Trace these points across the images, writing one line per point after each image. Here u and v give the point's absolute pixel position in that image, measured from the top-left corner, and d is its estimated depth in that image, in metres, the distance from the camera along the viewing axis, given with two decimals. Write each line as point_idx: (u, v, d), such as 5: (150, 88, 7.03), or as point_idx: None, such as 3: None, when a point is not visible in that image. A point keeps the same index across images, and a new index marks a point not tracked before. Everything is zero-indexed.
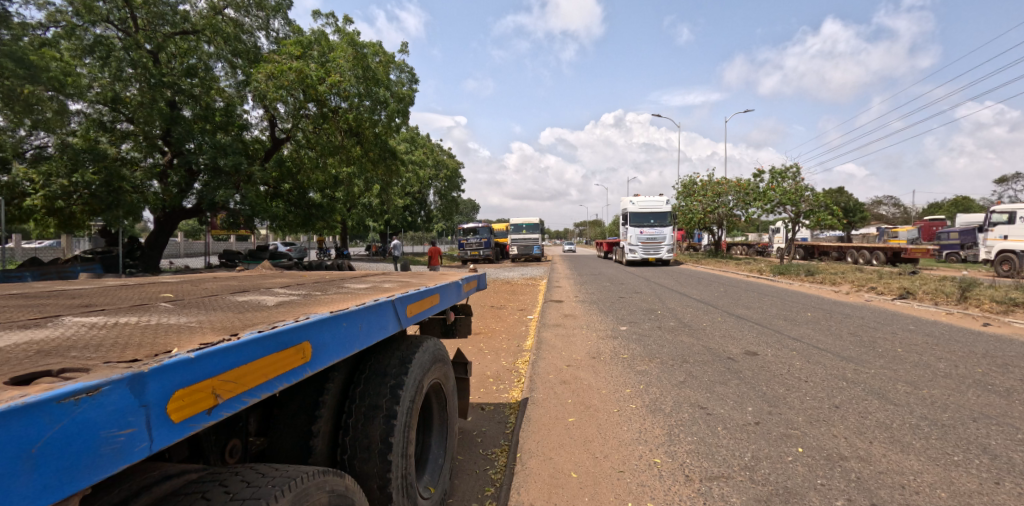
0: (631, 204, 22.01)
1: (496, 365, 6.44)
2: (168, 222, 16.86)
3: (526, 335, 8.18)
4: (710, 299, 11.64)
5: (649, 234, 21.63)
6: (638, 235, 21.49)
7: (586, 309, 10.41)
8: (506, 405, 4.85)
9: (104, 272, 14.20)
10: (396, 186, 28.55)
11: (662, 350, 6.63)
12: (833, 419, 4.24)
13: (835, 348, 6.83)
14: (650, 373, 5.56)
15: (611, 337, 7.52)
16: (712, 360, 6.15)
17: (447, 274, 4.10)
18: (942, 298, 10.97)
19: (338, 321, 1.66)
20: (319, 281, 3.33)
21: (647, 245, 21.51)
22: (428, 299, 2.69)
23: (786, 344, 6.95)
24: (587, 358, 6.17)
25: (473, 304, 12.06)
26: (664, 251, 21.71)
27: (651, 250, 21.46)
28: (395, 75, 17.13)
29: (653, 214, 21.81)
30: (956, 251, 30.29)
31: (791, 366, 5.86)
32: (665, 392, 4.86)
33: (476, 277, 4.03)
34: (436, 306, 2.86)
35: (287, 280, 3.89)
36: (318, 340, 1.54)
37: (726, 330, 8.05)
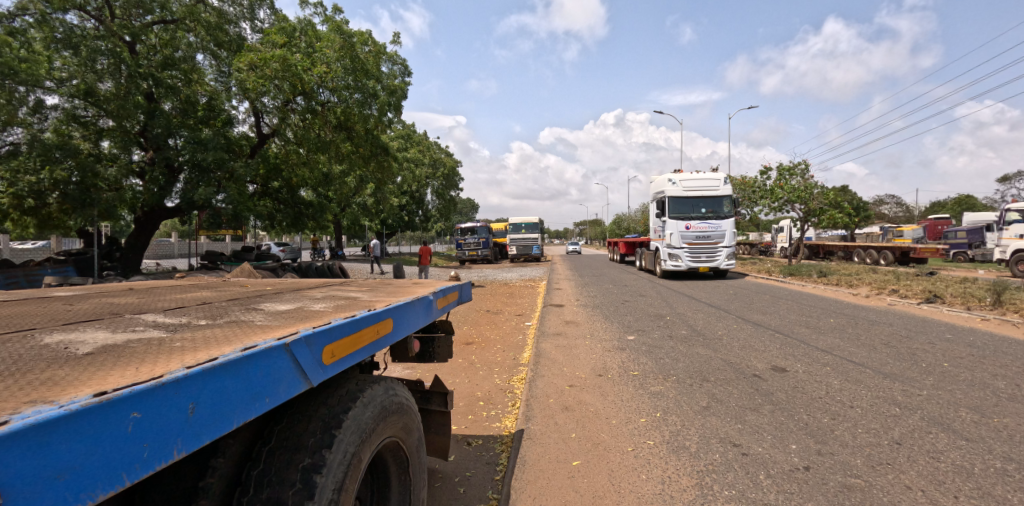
0: (672, 187, 15.94)
1: (489, 383, 5.63)
2: (148, 222, 16.03)
3: (523, 346, 7.34)
4: (722, 302, 10.83)
5: (700, 231, 15.59)
6: (683, 232, 15.56)
7: (589, 314, 9.60)
8: (497, 438, 4.04)
9: (78, 275, 13.38)
10: (391, 185, 27.80)
11: (677, 365, 5.82)
12: (900, 462, 3.43)
13: (872, 362, 6.03)
14: (667, 395, 4.75)
15: (619, 349, 6.69)
16: (737, 378, 5.32)
17: (425, 282, 3.31)
18: (973, 302, 10.12)
19: (95, 412, 0.86)
20: (247, 296, 2.51)
21: (696, 247, 15.60)
22: (377, 326, 1.86)
23: (817, 358, 6.13)
24: (593, 376, 5.35)
25: (468, 309, 11.27)
26: (721, 256, 15.56)
27: (702, 253, 15.49)
28: (387, 66, 16.30)
29: (704, 201, 15.78)
30: (965, 251, 29.40)
31: (829, 386, 5.05)
32: (689, 422, 4.05)
33: (457, 286, 3.27)
34: (392, 336, 2.03)
35: (222, 288, 3.10)
36: (22, 469, 0.75)
37: (745, 339, 7.24)
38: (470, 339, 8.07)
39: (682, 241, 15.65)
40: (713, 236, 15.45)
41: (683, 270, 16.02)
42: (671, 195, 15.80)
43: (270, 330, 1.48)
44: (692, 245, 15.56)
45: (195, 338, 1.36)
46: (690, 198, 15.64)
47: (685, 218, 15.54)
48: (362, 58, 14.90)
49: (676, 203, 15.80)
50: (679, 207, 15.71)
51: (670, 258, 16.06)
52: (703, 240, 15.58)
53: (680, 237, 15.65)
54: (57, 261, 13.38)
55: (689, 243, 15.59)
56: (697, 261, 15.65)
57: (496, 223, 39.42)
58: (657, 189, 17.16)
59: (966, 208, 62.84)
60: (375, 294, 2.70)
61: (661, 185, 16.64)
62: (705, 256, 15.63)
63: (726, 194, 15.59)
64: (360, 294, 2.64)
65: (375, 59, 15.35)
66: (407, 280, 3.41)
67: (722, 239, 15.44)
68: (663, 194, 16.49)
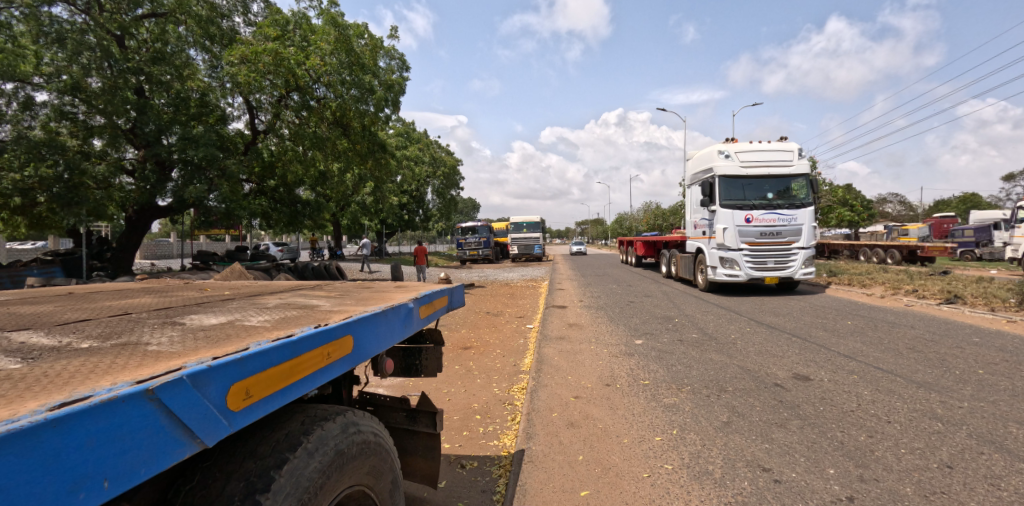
0: (725, 162, 11.47)
1: (487, 393, 5.18)
2: (140, 221, 15.64)
3: (523, 351, 6.88)
4: (731, 303, 10.38)
5: (764, 224, 11.09)
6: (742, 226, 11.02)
7: (593, 316, 9.14)
8: (494, 460, 3.59)
9: (65, 276, 13.00)
10: (390, 183, 27.43)
11: (690, 373, 5.38)
12: (957, 490, 2.99)
13: (901, 368, 5.58)
14: (682, 408, 4.31)
15: (626, 355, 6.22)
16: (757, 388, 4.88)
17: (413, 286, 2.92)
18: (997, 303, 9.65)
19: None
20: (191, 303, 2.11)
21: (759, 248, 11.03)
22: (325, 350, 1.46)
23: (841, 365, 5.67)
24: (600, 386, 4.90)
25: (466, 310, 10.86)
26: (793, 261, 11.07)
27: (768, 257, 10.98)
28: (384, 61, 15.90)
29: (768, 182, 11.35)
30: (973, 249, 28.90)
31: (859, 397, 4.61)
32: (709, 441, 3.62)
33: (446, 290, 2.86)
34: (353, 359, 1.63)
35: (181, 293, 2.73)
36: None
37: (760, 343, 6.80)
38: (468, 343, 7.62)
39: (740, 239, 11.10)
40: (783, 232, 10.95)
41: (739, 280, 11.50)
42: (721, 174, 11.41)
43: (159, 357, 1.13)
44: (753, 245, 11.04)
45: (50, 377, 1.03)
46: (748, 177, 11.23)
47: (742, 206, 11.12)
48: (358, 52, 14.47)
49: (730, 184, 11.35)
50: (732, 190, 11.31)
51: (721, 263, 11.48)
52: (769, 238, 11.05)
53: (737, 234, 11.11)
54: (44, 261, 13.01)
55: (750, 241, 11.06)
56: (760, 268, 11.11)
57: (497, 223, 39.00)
58: (698, 169, 12.85)
59: (972, 207, 62.20)
60: (350, 302, 2.30)
61: (704, 161, 12.30)
62: (773, 261, 11.07)
63: (800, 173, 11.22)
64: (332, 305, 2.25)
65: (371, 53, 14.91)
66: (393, 283, 2.99)
67: (798, 236, 10.98)
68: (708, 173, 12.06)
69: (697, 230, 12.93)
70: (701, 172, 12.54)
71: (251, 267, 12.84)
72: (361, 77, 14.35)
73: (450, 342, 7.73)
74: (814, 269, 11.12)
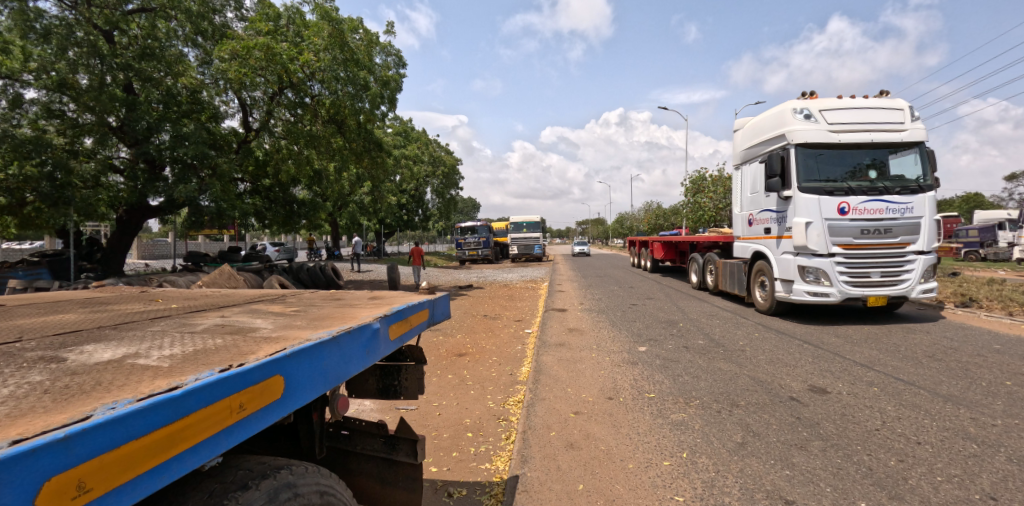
0: (805, 125, 8.33)
1: (480, 406, 4.84)
2: (131, 221, 15.29)
3: (521, 359, 6.53)
4: (738, 307, 10.02)
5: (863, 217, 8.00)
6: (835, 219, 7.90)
7: (595, 320, 8.79)
8: (485, 487, 3.25)
9: (52, 277, 12.66)
10: (389, 183, 27.10)
11: (699, 384, 5.03)
12: None
13: (923, 380, 5.23)
14: (691, 425, 3.97)
15: (630, 363, 5.87)
16: (771, 402, 4.53)
17: (392, 297, 2.60)
18: (1015, 307, 9.28)
19: None
20: (119, 323, 1.83)
21: (858, 253, 7.91)
22: (227, 406, 1.21)
23: (858, 375, 5.33)
24: (602, 399, 4.56)
25: (463, 314, 10.53)
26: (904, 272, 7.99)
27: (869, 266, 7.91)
28: (380, 57, 15.52)
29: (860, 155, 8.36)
30: (978, 250, 28.50)
31: (884, 414, 4.25)
32: (723, 466, 3.28)
33: (428, 303, 2.55)
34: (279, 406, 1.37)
35: (131, 306, 2.45)
36: None
37: (771, 351, 6.45)
38: (464, 350, 7.29)
39: (831, 238, 7.95)
40: (892, 229, 7.90)
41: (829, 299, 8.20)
42: (798, 143, 8.33)
43: (26, 417, 0.99)
44: (848, 248, 7.91)
45: None
46: (836, 148, 8.20)
47: (832, 190, 8.03)
48: (353, 47, 14.07)
49: (809, 158, 8.28)
50: (813, 165, 8.24)
51: (801, 275, 8.22)
52: (870, 238, 7.96)
53: (826, 232, 7.97)
54: (30, 262, 12.67)
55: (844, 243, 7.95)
56: (859, 282, 7.94)
57: (497, 222, 38.59)
58: (755, 141, 9.77)
59: (976, 207, 61.71)
60: (311, 320, 1.98)
61: (772, 128, 9.09)
62: (876, 271, 7.95)
63: (909, 142, 8.16)
64: (289, 324, 1.94)
65: (366, 48, 14.53)
66: (369, 294, 2.67)
67: (912, 235, 7.89)
68: (775, 142, 8.94)
69: (755, 229, 9.70)
70: (762, 142, 9.40)
71: (243, 267, 12.49)
72: (355, 73, 13.97)
73: (444, 348, 7.39)
74: (935, 284, 7.98)
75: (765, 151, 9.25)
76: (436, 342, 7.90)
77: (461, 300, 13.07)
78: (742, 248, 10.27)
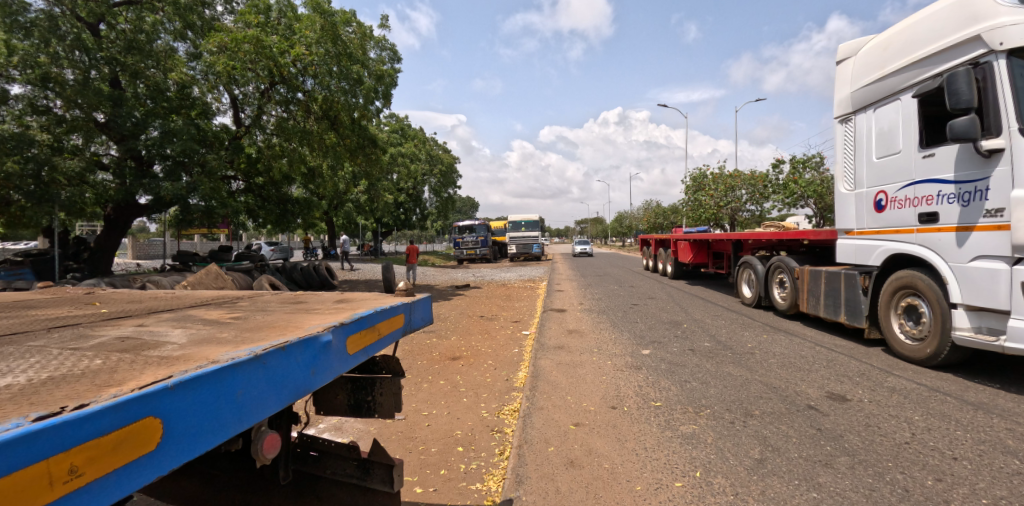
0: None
1: (473, 415, 4.48)
2: (119, 220, 14.92)
3: (518, 363, 6.18)
4: (743, 307, 9.67)
5: None
6: None
7: (595, 321, 8.43)
8: None
9: (36, 278, 12.29)
10: (385, 181, 26.74)
11: (708, 391, 4.68)
12: None
13: (948, 386, 4.89)
14: (703, 439, 3.62)
15: (633, 368, 5.51)
16: (788, 411, 4.18)
17: (363, 300, 2.25)
18: None
19: None
20: (12, 336, 1.50)
21: None
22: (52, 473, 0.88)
23: (879, 382, 4.98)
24: (605, 409, 4.20)
25: (458, 315, 10.17)
26: None
27: None
28: (375, 51, 15.14)
29: None
30: None
31: (913, 427, 3.90)
32: (742, 488, 2.93)
33: (404, 306, 2.20)
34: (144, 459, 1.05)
35: (56, 311, 2.11)
36: None
37: (782, 354, 6.10)
38: (458, 353, 6.94)
39: None
40: None
41: None
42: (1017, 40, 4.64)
43: None
44: None
45: None
46: None
47: None
48: (346, 40, 13.69)
49: None
50: None
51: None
52: None
53: None
54: (13, 262, 12.31)
55: None
56: None
57: (495, 221, 38.22)
58: (891, 65, 6.11)
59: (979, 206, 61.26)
60: (254, 335, 1.63)
61: (946, 35, 5.34)
62: None
63: None
64: (225, 339, 1.59)
65: (359, 42, 14.16)
66: (338, 298, 2.32)
67: None
68: (954, 52, 5.22)
69: (892, 215, 5.96)
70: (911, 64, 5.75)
71: (233, 267, 12.14)
72: (348, 67, 13.61)
73: (437, 351, 7.05)
74: None
75: (925, 77, 5.56)
76: (429, 344, 7.55)
77: (457, 300, 12.71)
78: (861, 251, 6.56)
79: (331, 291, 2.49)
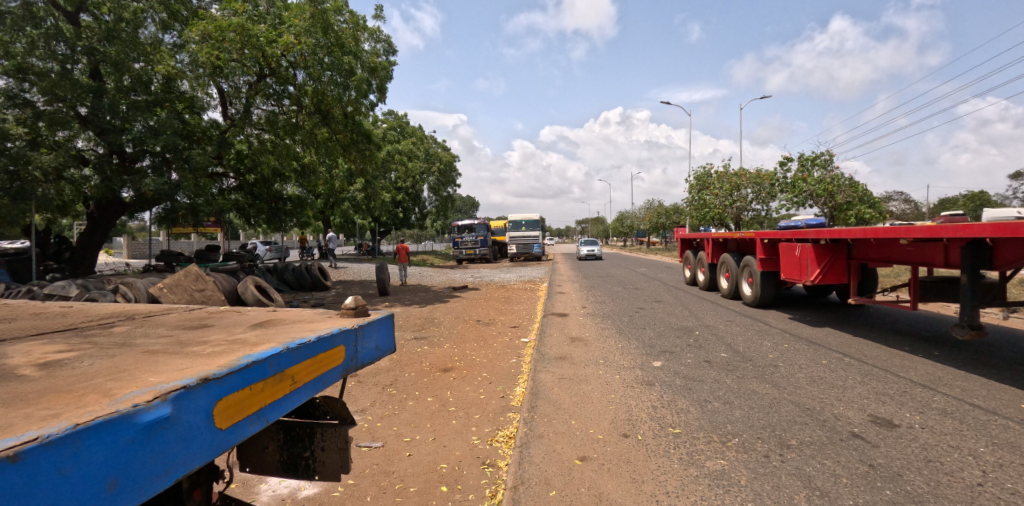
0: None
1: (462, 443, 3.88)
2: (102, 219, 14.36)
3: (516, 376, 5.58)
4: (757, 313, 9.06)
5: None
6: None
7: (599, 327, 7.85)
8: None
9: (11, 279, 11.72)
10: (382, 179, 26.15)
11: (733, 414, 4.08)
12: None
13: (1006, 406, 4.29)
14: (739, 480, 3.00)
15: (645, 384, 4.91)
16: (830, 442, 3.57)
17: (272, 333, 1.72)
18: None
19: None
20: None
21: None
22: None
23: (925, 402, 4.38)
24: (617, 438, 3.60)
25: (453, 319, 9.59)
26: None
27: None
28: (368, 42, 14.52)
29: None
30: None
31: (985, 462, 3.29)
32: None
33: (320, 343, 1.74)
34: None
35: None
36: None
37: (809, 367, 5.51)
38: (451, 363, 6.35)
39: None
40: None
41: None
42: None
43: None
44: None
45: None
46: None
47: None
48: (338, 30, 13.12)
49: None
50: None
51: None
52: None
53: None
54: None
55: None
56: None
57: (495, 220, 37.62)
58: None
59: (984, 205, 60.40)
60: (41, 421, 1.03)
61: None
62: None
63: None
64: None
65: (352, 33, 13.60)
66: (246, 332, 1.77)
67: None
68: None
69: None
70: None
71: (218, 268, 11.56)
72: (340, 58, 13.07)
73: (427, 362, 6.45)
74: None
75: None
76: (420, 354, 6.95)
77: (453, 303, 12.10)
78: None
79: (243, 318, 1.97)
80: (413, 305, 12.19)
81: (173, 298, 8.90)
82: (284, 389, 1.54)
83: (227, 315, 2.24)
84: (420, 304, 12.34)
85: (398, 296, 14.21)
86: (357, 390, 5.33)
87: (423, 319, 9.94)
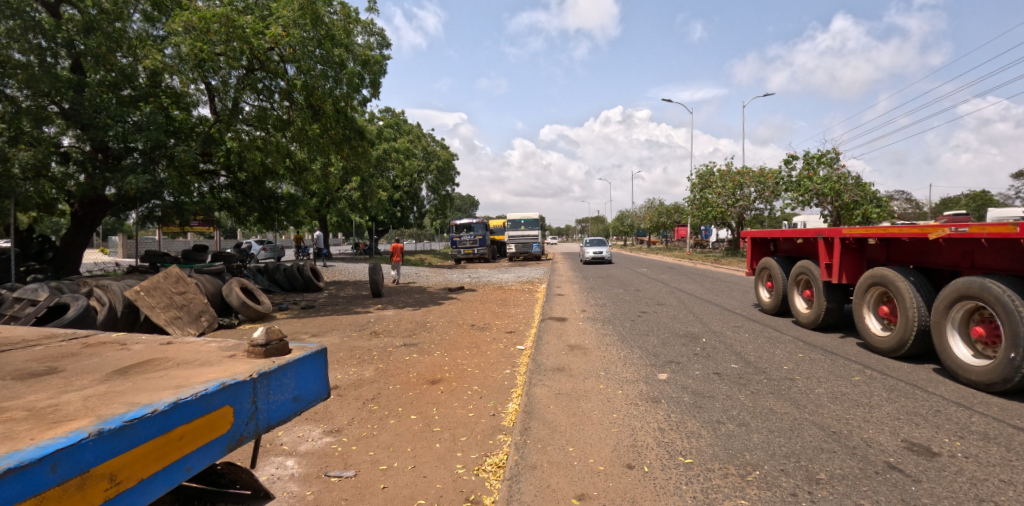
0: None
1: (445, 474, 3.42)
2: (86, 217, 13.89)
3: (510, 389, 5.14)
4: (765, 318, 8.61)
5: None
6: None
7: (600, 333, 7.42)
8: None
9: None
10: (378, 178, 25.71)
11: (751, 440, 3.64)
12: None
13: None
14: None
15: (650, 401, 4.46)
16: (865, 475, 3.15)
17: (101, 402, 1.53)
18: None
19: None
20: None
21: None
22: None
23: (963, 425, 3.96)
24: (620, 470, 3.16)
25: (446, 323, 9.16)
26: None
27: None
28: (361, 35, 14.10)
29: None
30: None
31: None
32: None
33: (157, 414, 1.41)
34: None
35: None
36: None
37: (829, 381, 5.07)
38: (440, 373, 5.91)
39: None
40: None
41: None
42: None
43: None
44: None
45: None
46: None
47: None
48: (329, 23, 12.76)
49: None
50: None
51: None
52: None
53: None
54: None
55: None
56: None
57: (494, 219, 37.17)
58: None
59: (986, 205, 59.98)
60: None
61: None
62: None
63: None
64: None
65: (343, 25, 13.20)
66: (73, 400, 1.57)
67: None
68: None
69: None
70: None
71: (203, 269, 11.12)
72: (332, 50, 12.78)
73: (415, 372, 6.02)
74: None
75: None
76: (408, 363, 6.51)
77: (447, 305, 11.66)
78: None
79: (97, 366, 1.95)
80: (407, 307, 11.76)
81: (152, 301, 8.47)
82: (95, 496, 1.23)
83: (109, 355, 2.17)
84: (414, 306, 11.92)
85: (391, 297, 13.78)
86: (335, 406, 4.90)
87: (415, 322, 9.51)
